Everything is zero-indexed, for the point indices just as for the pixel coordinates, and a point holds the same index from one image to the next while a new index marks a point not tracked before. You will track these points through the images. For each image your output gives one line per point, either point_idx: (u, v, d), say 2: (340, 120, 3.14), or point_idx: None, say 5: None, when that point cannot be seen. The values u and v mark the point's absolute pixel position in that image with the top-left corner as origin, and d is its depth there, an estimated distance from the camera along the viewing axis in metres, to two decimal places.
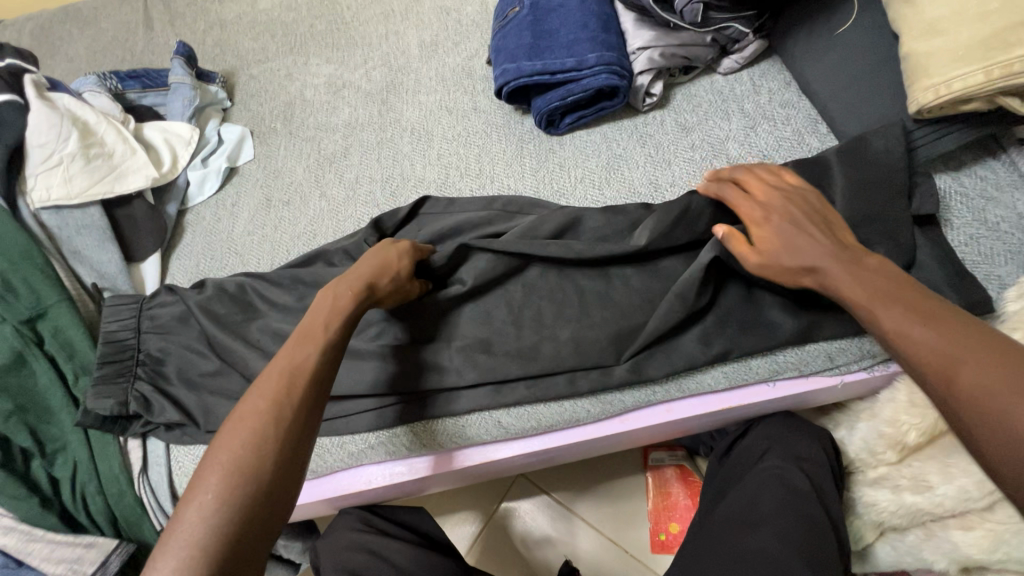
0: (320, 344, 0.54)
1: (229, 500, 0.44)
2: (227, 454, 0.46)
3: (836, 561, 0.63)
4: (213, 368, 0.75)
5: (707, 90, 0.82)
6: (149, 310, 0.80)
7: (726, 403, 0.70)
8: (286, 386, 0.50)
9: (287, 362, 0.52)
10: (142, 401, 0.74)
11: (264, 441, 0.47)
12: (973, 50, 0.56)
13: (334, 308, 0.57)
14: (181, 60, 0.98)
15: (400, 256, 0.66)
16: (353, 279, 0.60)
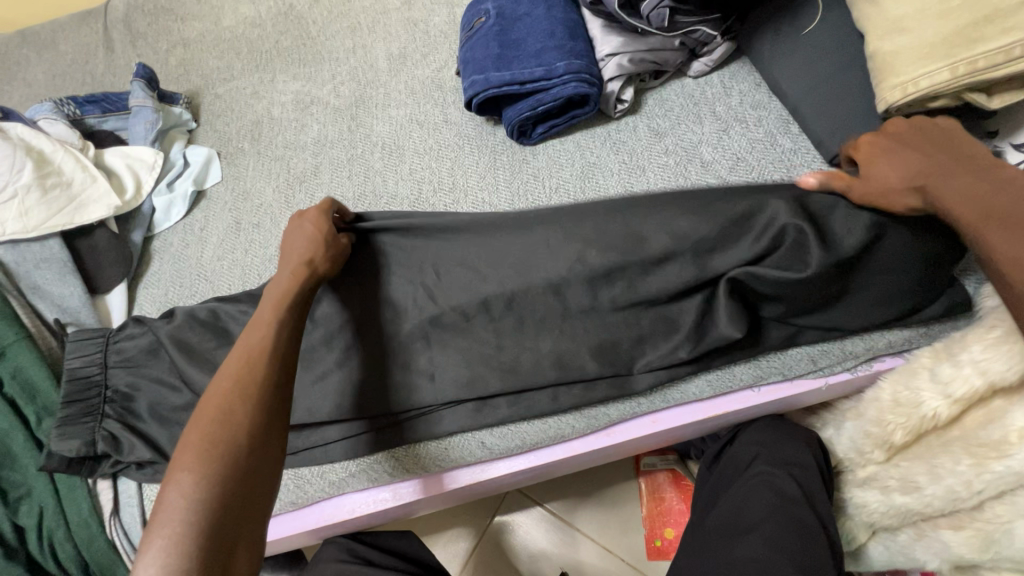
0: (277, 328, 0.54)
1: (204, 480, 0.43)
2: (197, 435, 0.46)
3: (829, 564, 0.61)
4: (184, 401, 0.72)
5: (678, 94, 0.82)
6: (115, 343, 0.77)
7: (712, 410, 0.69)
8: (251, 367, 0.50)
9: (245, 345, 0.52)
10: (110, 440, 0.71)
11: (232, 414, 0.47)
12: (937, 47, 0.56)
13: (288, 286, 0.58)
14: (142, 82, 0.95)
15: (319, 222, 0.66)
16: (291, 260, 0.62)
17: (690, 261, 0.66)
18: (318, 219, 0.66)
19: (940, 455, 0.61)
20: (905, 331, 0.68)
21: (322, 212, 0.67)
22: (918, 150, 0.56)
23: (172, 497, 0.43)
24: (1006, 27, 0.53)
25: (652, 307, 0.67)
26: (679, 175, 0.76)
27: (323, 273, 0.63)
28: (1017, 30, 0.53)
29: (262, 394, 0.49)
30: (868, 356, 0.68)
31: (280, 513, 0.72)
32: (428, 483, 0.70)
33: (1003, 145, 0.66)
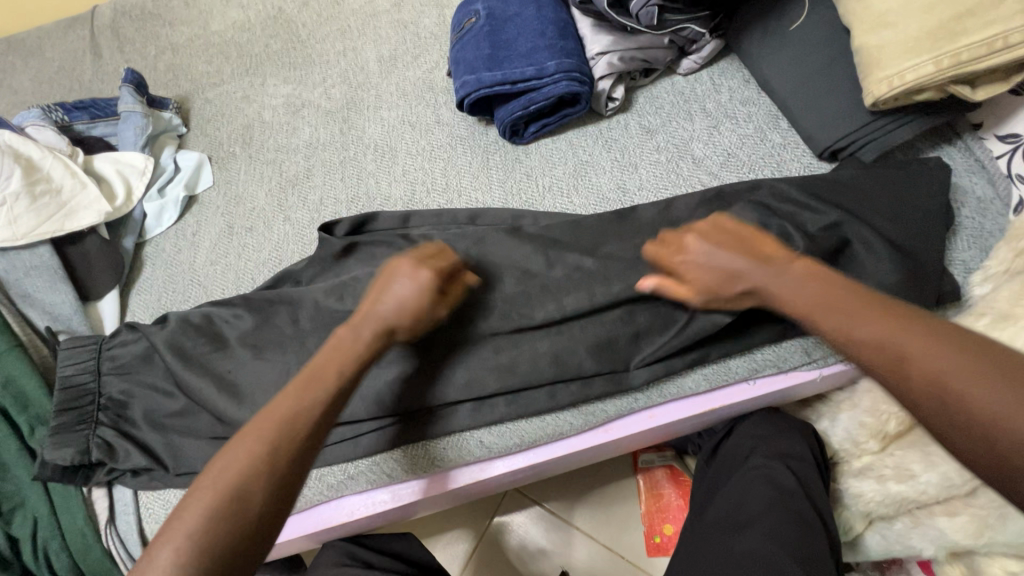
0: (323, 396, 0.52)
1: (197, 551, 0.43)
2: (209, 496, 0.46)
3: (827, 557, 0.62)
4: (180, 407, 0.72)
5: (668, 91, 0.82)
6: (108, 350, 0.76)
7: (708, 405, 0.70)
8: (285, 433, 0.49)
9: (290, 403, 0.51)
10: (104, 448, 0.70)
11: (249, 483, 0.46)
12: (922, 41, 0.56)
13: (357, 357, 0.55)
14: (131, 88, 0.95)
15: (415, 289, 0.59)
16: (374, 323, 0.58)
17: None
18: (426, 288, 0.59)
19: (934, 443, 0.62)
20: None
21: (433, 278, 0.60)
22: (719, 252, 0.60)
23: (164, 557, 0.43)
24: (988, 20, 0.54)
25: (648, 302, 0.68)
26: (671, 172, 0.77)
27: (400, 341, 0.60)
28: (998, 22, 0.53)
29: (284, 467, 0.48)
30: None
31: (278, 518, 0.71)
32: (433, 484, 0.70)
33: (988, 137, 0.67)
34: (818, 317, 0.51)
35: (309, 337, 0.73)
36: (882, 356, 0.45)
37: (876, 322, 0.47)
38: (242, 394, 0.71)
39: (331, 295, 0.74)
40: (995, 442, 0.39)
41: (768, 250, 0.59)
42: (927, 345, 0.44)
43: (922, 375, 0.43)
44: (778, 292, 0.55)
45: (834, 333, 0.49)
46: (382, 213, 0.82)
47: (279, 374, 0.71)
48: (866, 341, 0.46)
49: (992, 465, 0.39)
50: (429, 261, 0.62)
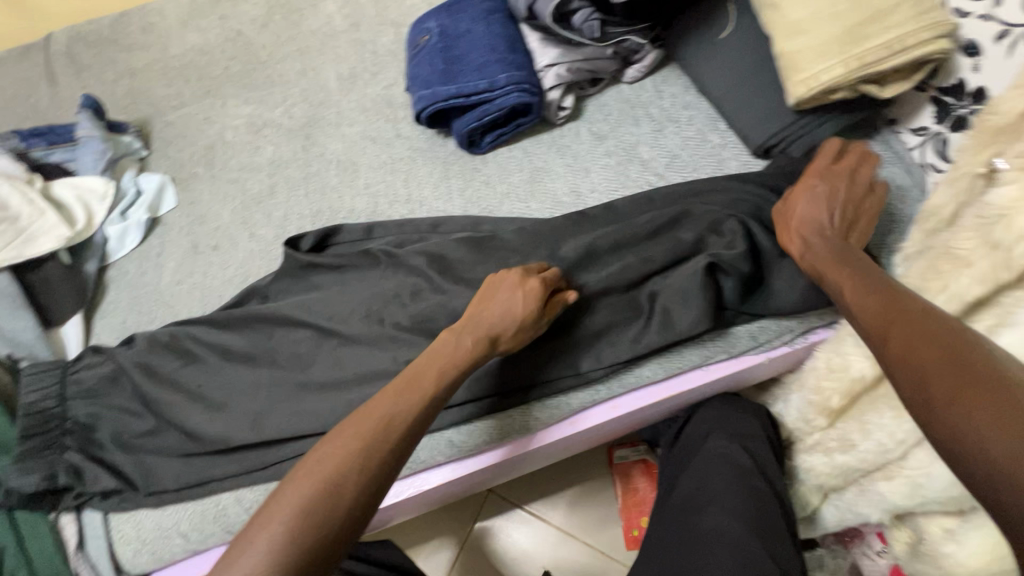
0: (419, 403, 0.54)
1: (290, 539, 0.44)
2: (308, 486, 0.47)
3: (782, 529, 0.67)
4: (148, 427, 0.72)
5: (615, 99, 0.87)
6: (74, 374, 0.76)
7: (665, 393, 0.73)
8: (379, 435, 0.51)
9: (390, 404, 0.53)
10: (73, 472, 0.70)
11: (342, 482, 0.48)
12: (832, 45, 0.62)
13: (452, 357, 0.59)
14: (89, 113, 0.95)
15: (525, 301, 0.62)
16: (477, 330, 0.61)
17: (645, 261, 0.70)
18: (531, 296, 0.62)
19: (869, 412, 0.65)
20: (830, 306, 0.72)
21: (541, 289, 0.63)
22: (829, 205, 0.63)
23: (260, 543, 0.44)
24: (888, 24, 0.60)
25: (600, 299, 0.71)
26: (621, 175, 0.81)
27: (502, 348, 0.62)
28: (894, 28, 0.59)
29: (374, 472, 0.49)
30: (804, 330, 0.72)
31: None
32: (518, 445, 0.72)
33: (902, 131, 0.73)
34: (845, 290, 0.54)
35: (280, 350, 0.74)
36: (875, 327, 0.48)
37: (886, 305, 0.49)
38: (213, 409, 0.72)
39: (298, 308, 0.75)
40: (935, 408, 0.40)
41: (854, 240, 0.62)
42: (912, 324, 0.45)
43: (896, 342, 0.45)
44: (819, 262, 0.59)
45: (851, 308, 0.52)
46: (346, 226, 0.84)
47: (251, 387, 0.73)
48: (868, 311, 0.50)
49: (937, 440, 0.40)
50: (543, 277, 0.65)
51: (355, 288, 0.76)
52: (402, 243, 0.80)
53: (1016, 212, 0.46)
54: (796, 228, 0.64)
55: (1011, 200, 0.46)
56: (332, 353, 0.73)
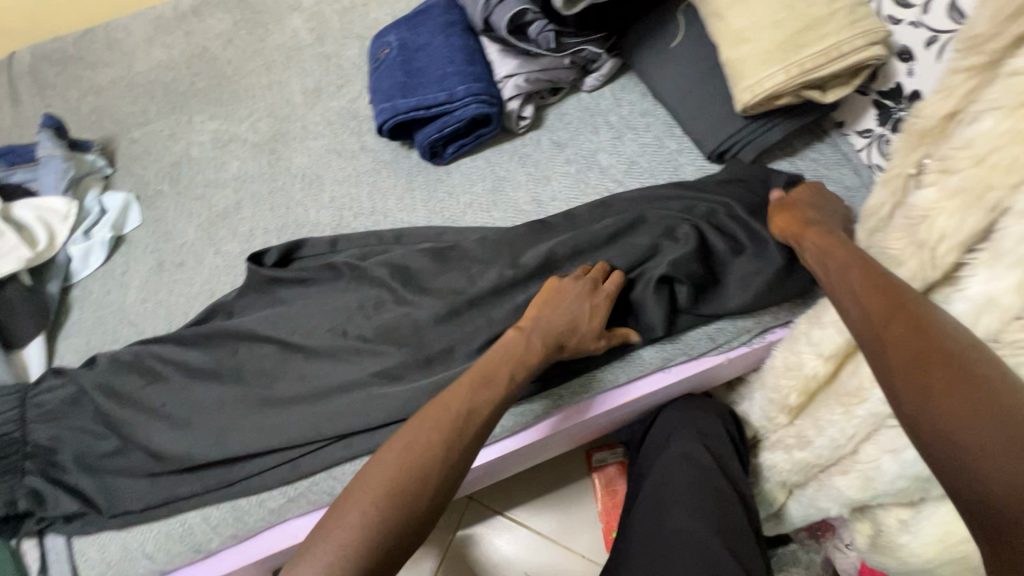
0: (491, 406, 0.58)
1: (381, 523, 0.50)
2: (388, 472, 0.52)
3: (742, 526, 0.69)
4: (112, 448, 0.71)
5: (575, 108, 0.88)
6: (35, 397, 0.75)
7: (629, 396, 0.75)
8: (458, 428, 0.55)
9: (464, 403, 0.57)
10: (33, 496, 0.69)
11: (428, 475, 0.52)
12: (773, 53, 0.64)
13: (524, 358, 0.61)
14: (50, 132, 0.94)
15: (596, 310, 0.65)
16: (545, 334, 0.63)
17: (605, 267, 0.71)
18: (599, 309, 0.65)
19: (822, 409, 0.66)
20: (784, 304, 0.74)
21: (607, 302, 0.66)
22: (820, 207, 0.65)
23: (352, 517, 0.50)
24: (822, 33, 0.62)
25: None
26: (581, 182, 0.82)
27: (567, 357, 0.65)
28: (829, 36, 0.62)
29: (451, 468, 0.54)
30: (759, 330, 0.74)
31: (225, 549, 0.71)
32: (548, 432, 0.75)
33: (848, 133, 0.75)
34: (838, 271, 0.55)
35: (244, 366, 0.74)
36: (872, 311, 0.49)
37: (887, 295, 0.49)
38: (177, 427, 0.71)
39: (263, 324, 0.76)
40: (920, 400, 0.44)
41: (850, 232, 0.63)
42: (912, 319, 0.47)
43: (892, 330, 0.47)
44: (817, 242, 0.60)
45: (846, 291, 0.53)
46: (310, 239, 0.84)
47: (216, 404, 0.72)
48: (863, 292, 0.51)
49: (913, 427, 0.44)
50: (607, 285, 0.67)
51: (319, 301, 0.76)
52: (366, 256, 0.81)
53: (938, 212, 0.48)
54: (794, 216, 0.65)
55: (933, 200, 0.49)
56: (297, 366, 0.74)
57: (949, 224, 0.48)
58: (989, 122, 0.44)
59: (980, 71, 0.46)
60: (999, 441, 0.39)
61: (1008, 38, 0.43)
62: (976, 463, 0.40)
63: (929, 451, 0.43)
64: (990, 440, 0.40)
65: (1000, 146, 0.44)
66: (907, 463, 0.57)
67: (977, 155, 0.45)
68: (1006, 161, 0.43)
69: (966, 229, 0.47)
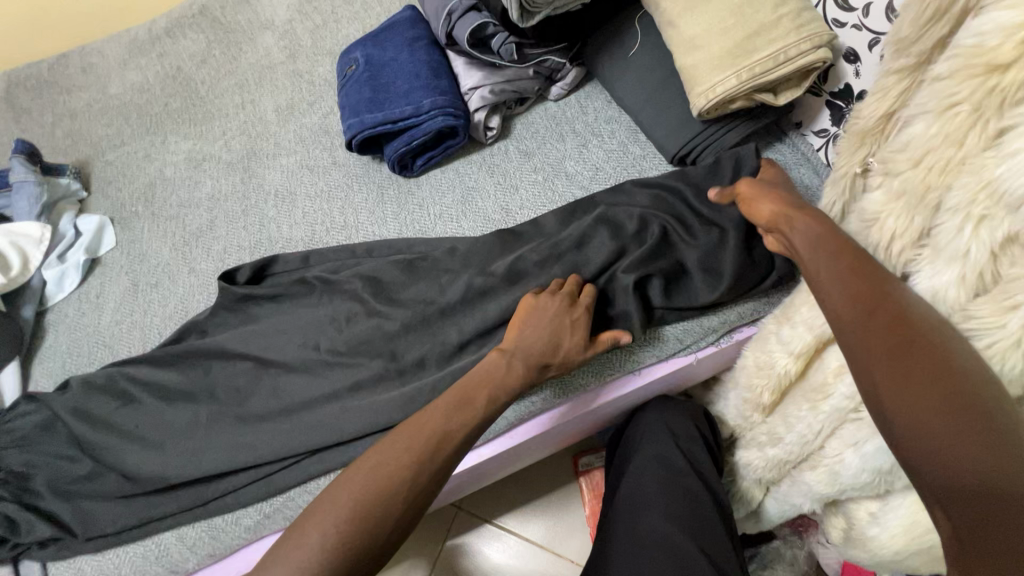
0: (467, 424, 0.59)
1: (343, 539, 0.50)
2: (356, 488, 0.52)
3: (716, 525, 0.70)
4: (86, 471, 0.71)
5: (542, 117, 0.90)
6: (7, 424, 0.75)
7: (602, 399, 0.75)
8: (432, 448, 0.56)
9: (441, 423, 0.58)
10: (6, 524, 0.68)
11: (394, 493, 0.53)
12: (726, 59, 0.65)
13: (503, 381, 0.63)
14: (22, 158, 0.94)
15: (574, 330, 0.65)
16: (524, 358, 0.64)
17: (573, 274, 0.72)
18: (579, 324, 0.66)
19: (790, 405, 0.67)
20: (751, 301, 0.74)
21: (586, 314, 0.67)
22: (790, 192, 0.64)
23: (313, 533, 0.50)
24: (771, 39, 0.64)
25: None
26: (549, 190, 0.83)
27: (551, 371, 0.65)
28: (778, 41, 0.63)
29: (420, 487, 0.54)
30: (727, 329, 0.75)
31: (204, 568, 0.71)
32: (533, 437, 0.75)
33: (807, 133, 0.76)
34: (816, 261, 0.53)
35: (218, 384, 0.74)
36: (853, 309, 0.48)
37: (867, 290, 0.48)
38: (151, 448, 0.71)
39: (236, 341, 0.76)
40: (908, 410, 0.43)
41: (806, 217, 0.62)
42: (896, 319, 0.46)
43: (878, 332, 0.46)
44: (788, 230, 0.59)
45: (826, 283, 0.51)
46: (283, 255, 0.85)
47: (190, 423, 0.72)
48: (846, 290, 0.49)
49: (898, 432, 0.44)
50: (584, 297, 0.68)
51: (291, 318, 0.77)
52: (338, 269, 0.81)
53: (886, 214, 0.50)
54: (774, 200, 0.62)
55: (881, 202, 0.50)
56: (271, 382, 0.74)
57: (897, 225, 0.50)
58: (920, 124, 0.46)
59: (911, 72, 0.48)
60: (980, 454, 0.40)
61: (936, 42, 0.45)
62: (944, 454, 0.41)
63: (910, 455, 0.43)
64: (957, 434, 0.41)
65: (932, 147, 0.45)
66: (869, 457, 0.58)
67: (914, 157, 0.47)
68: (940, 162, 0.45)
69: (913, 229, 0.49)
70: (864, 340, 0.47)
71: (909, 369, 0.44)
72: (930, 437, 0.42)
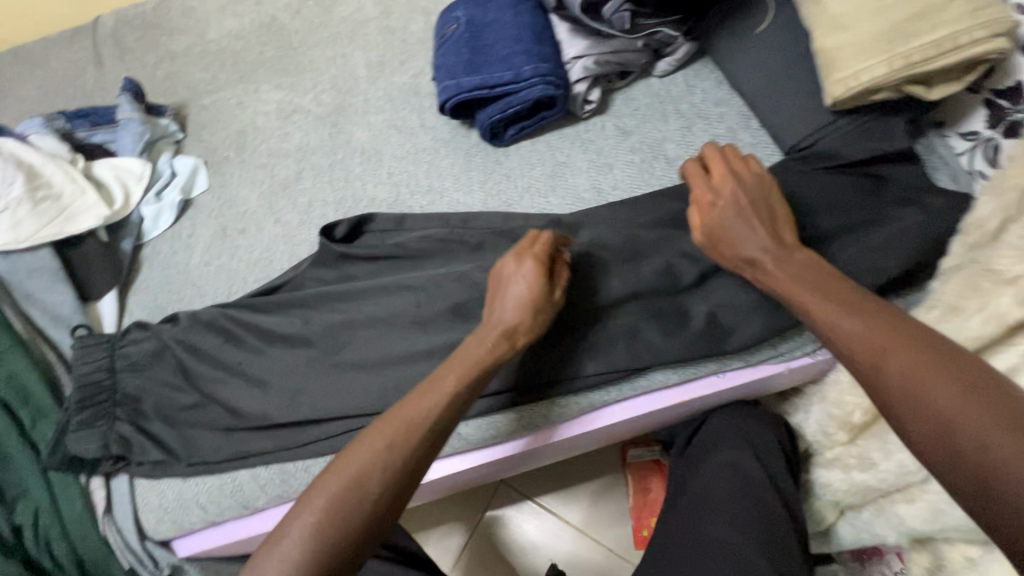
0: (445, 399, 0.55)
1: (322, 533, 0.49)
2: (336, 482, 0.51)
3: (790, 543, 0.66)
4: (193, 401, 0.75)
5: (644, 94, 0.85)
6: (121, 348, 0.79)
7: (681, 398, 0.72)
8: (407, 434, 0.53)
9: (412, 406, 0.55)
10: (122, 442, 0.74)
11: (372, 485, 0.51)
12: (876, 42, 0.58)
13: (475, 357, 0.58)
14: (129, 96, 0.98)
15: (526, 284, 0.61)
16: (495, 329, 0.60)
17: None
18: (532, 274, 0.61)
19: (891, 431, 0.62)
20: None
21: (540, 264, 0.62)
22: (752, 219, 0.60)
23: (295, 529, 0.49)
24: (938, 22, 0.56)
25: (605, 312, 0.70)
26: (646, 172, 0.79)
27: (521, 332, 0.60)
28: (947, 25, 0.56)
29: (394, 479, 0.52)
30: None
31: (272, 507, 0.74)
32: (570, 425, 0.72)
33: (950, 134, 0.69)
34: (809, 303, 0.53)
35: (298, 336, 0.76)
36: (861, 350, 0.47)
37: (873, 329, 0.47)
38: (232, 389, 0.74)
39: (319, 296, 0.77)
40: (955, 445, 0.40)
41: (788, 238, 0.60)
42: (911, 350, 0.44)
43: (893, 372, 0.45)
44: (780, 281, 0.56)
45: (829, 324, 0.50)
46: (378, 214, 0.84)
47: (270, 369, 0.74)
48: (846, 332, 0.49)
49: (954, 473, 0.40)
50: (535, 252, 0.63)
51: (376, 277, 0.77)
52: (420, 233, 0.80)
53: None
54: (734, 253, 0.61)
55: None
56: (349, 340, 0.75)
57: None
58: None
59: None
60: None
61: None
62: (993, 478, 0.37)
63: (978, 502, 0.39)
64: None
65: None
66: None
67: None
68: None
69: None
70: (875, 379, 0.46)
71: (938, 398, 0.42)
72: (996, 472, 0.37)
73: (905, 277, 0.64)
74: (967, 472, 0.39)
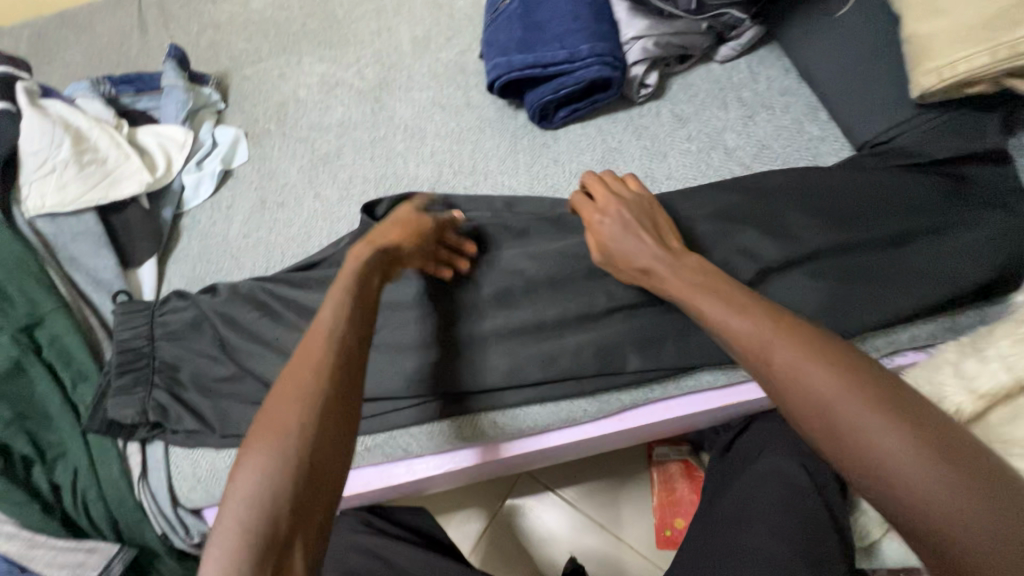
0: (339, 307, 0.50)
1: (265, 486, 0.40)
2: (266, 433, 0.43)
3: (838, 560, 0.62)
4: (228, 372, 0.75)
5: (704, 79, 0.80)
6: (161, 316, 0.80)
7: (727, 401, 0.69)
8: (322, 356, 0.47)
9: (314, 335, 0.48)
10: (159, 410, 0.74)
11: (307, 421, 0.43)
12: (979, 30, 0.53)
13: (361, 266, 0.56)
14: (174, 63, 0.97)
15: (410, 220, 0.65)
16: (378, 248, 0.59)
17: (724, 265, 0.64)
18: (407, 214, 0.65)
19: None
20: (929, 324, 0.63)
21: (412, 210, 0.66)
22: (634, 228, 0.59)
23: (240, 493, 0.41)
24: None
25: (654, 307, 0.67)
26: (702, 162, 0.75)
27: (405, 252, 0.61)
28: None
29: (327, 406, 0.44)
30: (896, 349, 0.64)
31: None
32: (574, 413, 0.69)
33: None
34: (705, 307, 0.50)
35: None
36: (756, 357, 0.45)
37: (772, 334, 0.45)
38: (269, 363, 0.73)
39: None
40: (860, 466, 0.39)
41: (675, 246, 0.58)
42: (815, 360, 0.42)
43: (790, 383, 0.43)
44: (669, 288, 0.54)
45: (731, 331, 0.47)
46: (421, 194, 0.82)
47: None
48: (741, 338, 0.46)
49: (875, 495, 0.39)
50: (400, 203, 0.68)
51: None
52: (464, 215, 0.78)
53: None
54: (629, 267, 0.59)
55: None
56: None
57: None
58: None
59: None
60: (981, 514, 0.35)
61: None
62: (907, 504, 0.37)
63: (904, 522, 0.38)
64: (943, 492, 0.36)
65: None
66: None
67: None
68: None
69: None
70: (781, 389, 0.44)
71: (844, 417, 0.40)
72: (915, 499, 0.37)
73: (982, 287, 0.60)
74: (877, 491, 0.39)
